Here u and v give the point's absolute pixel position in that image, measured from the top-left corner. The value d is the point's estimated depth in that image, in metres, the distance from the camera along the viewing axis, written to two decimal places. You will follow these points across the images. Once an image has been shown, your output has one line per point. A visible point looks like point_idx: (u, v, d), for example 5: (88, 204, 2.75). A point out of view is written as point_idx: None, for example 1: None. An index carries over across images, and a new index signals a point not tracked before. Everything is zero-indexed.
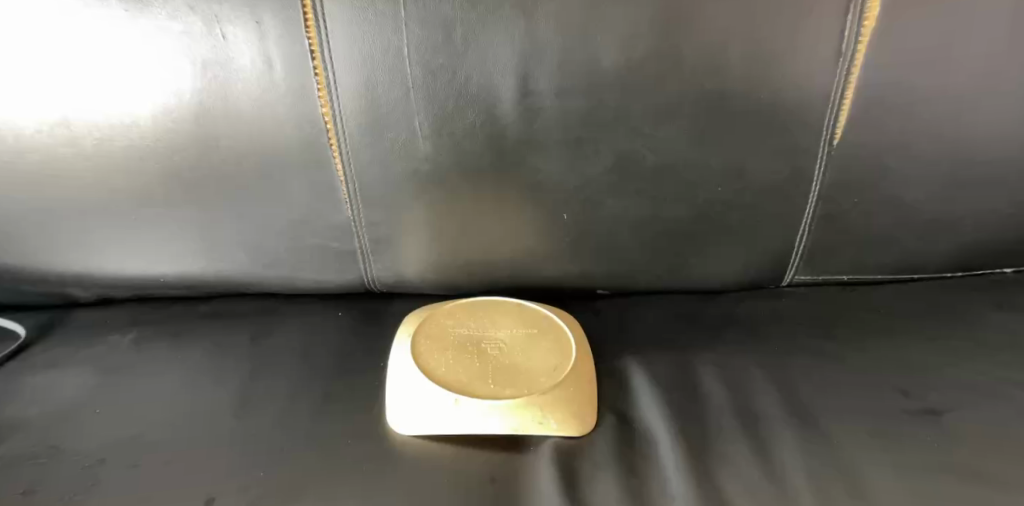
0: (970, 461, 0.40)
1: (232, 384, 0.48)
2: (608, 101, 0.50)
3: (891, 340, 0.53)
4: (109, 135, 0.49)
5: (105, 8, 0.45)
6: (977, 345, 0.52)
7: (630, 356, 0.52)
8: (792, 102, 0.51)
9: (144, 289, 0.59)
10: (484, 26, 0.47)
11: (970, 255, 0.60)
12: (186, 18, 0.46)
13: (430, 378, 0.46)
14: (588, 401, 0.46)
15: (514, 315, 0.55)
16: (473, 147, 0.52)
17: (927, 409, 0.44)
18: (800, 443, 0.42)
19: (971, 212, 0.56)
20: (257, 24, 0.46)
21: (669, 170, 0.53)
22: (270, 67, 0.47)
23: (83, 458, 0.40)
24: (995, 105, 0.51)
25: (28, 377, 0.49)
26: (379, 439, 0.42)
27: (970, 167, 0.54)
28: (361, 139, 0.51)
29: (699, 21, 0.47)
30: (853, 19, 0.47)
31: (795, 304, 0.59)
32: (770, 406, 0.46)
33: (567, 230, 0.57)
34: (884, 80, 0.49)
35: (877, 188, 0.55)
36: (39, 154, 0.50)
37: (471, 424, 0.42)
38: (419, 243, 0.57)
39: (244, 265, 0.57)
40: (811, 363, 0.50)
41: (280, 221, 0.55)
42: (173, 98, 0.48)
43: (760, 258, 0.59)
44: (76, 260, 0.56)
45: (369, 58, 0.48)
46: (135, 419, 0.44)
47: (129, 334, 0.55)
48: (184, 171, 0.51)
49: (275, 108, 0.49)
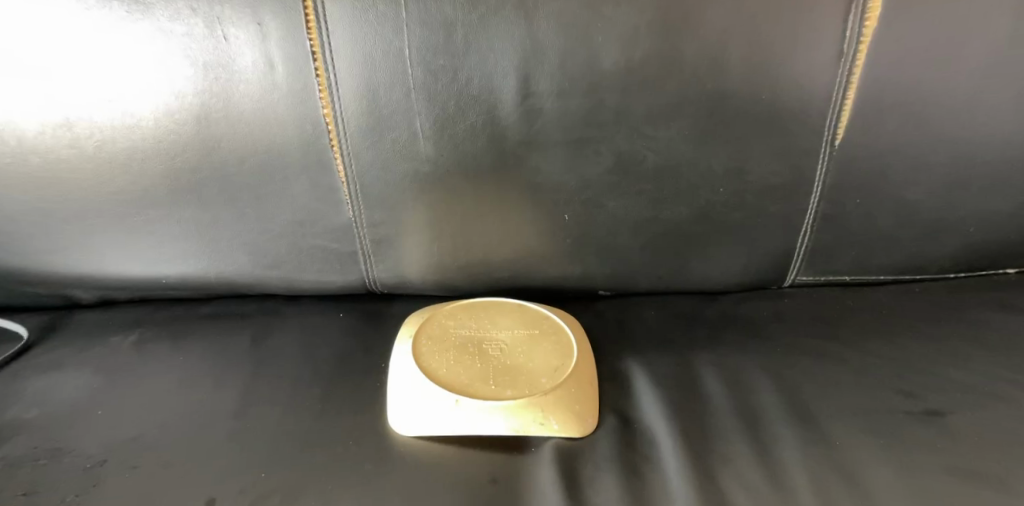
0: (970, 463, 0.40)
1: (233, 385, 0.48)
2: (609, 101, 0.50)
3: (892, 341, 0.53)
4: (111, 137, 0.49)
5: (107, 9, 0.45)
6: (978, 345, 0.52)
7: (630, 358, 0.52)
8: (794, 103, 0.50)
9: (146, 290, 0.59)
10: (485, 26, 0.47)
11: (972, 256, 0.59)
12: (188, 20, 0.46)
13: (430, 379, 0.46)
14: (588, 402, 0.46)
15: (515, 316, 0.55)
16: (473, 148, 0.51)
17: (928, 410, 0.44)
18: (800, 444, 0.42)
19: (974, 213, 0.56)
20: (258, 26, 0.46)
21: (670, 171, 0.53)
22: (271, 69, 0.47)
23: (84, 459, 0.41)
24: (997, 105, 0.51)
25: (30, 379, 0.49)
26: (379, 441, 0.43)
27: (972, 167, 0.54)
28: (362, 140, 0.51)
29: (699, 22, 0.47)
30: (854, 19, 0.47)
31: (796, 305, 0.59)
32: (770, 408, 0.46)
33: (568, 231, 0.57)
34: (886, 80, 0.49)
35: (879, 189, 0.54)
36: (42, 155, 0.50)
37: (471, 425, 0.43)
38: (420, 244, 0.57)
39: (245, 266, 0.58)
40: (811, 364, 0.50)
41: (281, 222, 0.55)
42: (174, 100, 0.48)
43: (761, 259, 0.59)
44: (78, 262, 0.56)
45: (369, 59, 0.48)
46: (137, 420, 0.44)
47: (131, 336, 0.55)
48: (186, 172, 0.51)
49: (276, 110, 0.49)
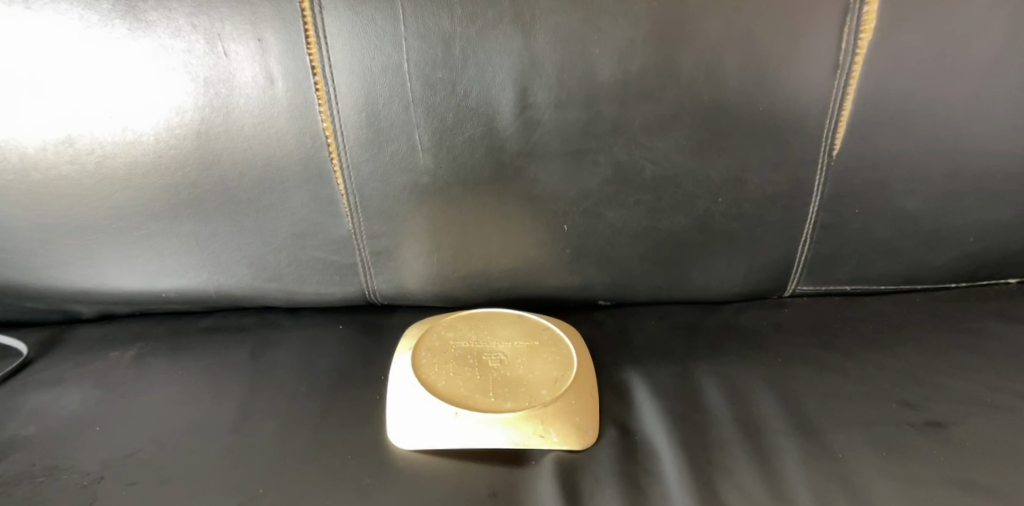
0: (975, 475, 0.39)
1: (232, 400, 0.48)
2: (606, 113, 0.50)
3: (894, 352, 0.52)
4: (111, 153, 0.50)
5: (108, 28, 0.46)
6: (982, 356, 0.51)
7: (630, 369, 0.52)
8: (792, 113, 0.50)
9: (145, 305, 0.59)
10: (482, 40, 0.47)
11: (973, 265, 0.59)
12: (189, 37, 0.46)
13: (430, 391, 0.46)
14: (588, 415, 0.45)
15: (515, 327, 0.55)
16: (472, 159, 0.52)
17: (931, 422, 0.44)
18: (801, 456, 0.42)
19: (974, 222, 0.56)
20: (258, 42, 0.47)
21: (669, 181, 0.53)
22: (271, 83, 0.48)
23: (82, 475, 0.40)
24: (995, 115, 0.51)
25: (29, 395, 0.49)
26: (377, 455, 0.42)
27: (972, 177, 0.53)
28: (361, 152, 0.51)
29: (696, 35, 0.47)
30: (851, 31, 0.47)
31: (798, 315, 0.59)
32: (771, 419, 0.45)
33: (567, 241, 0.57)
34: (882, 91, 0.49)
35: (878, 198, 0.54)
36: (44, 171, 0.50)
37: (470, 438, 0.43)
38: (419, 255, 0.57)
39: (245, 279, 0.58)
40: (813, 375, 0.50)
41: (281, 235, 0.55)
42: (174, 115, 0.49)
43: (761, 269, 0.59)
44: (78, 277, 0.56)
45: (369, 73, 0.48)
46: (136, 436, 0.44)
47: (130, 351, 0.55)
48: (186, 187, 0.52)
49: (275, 123, 0.49)
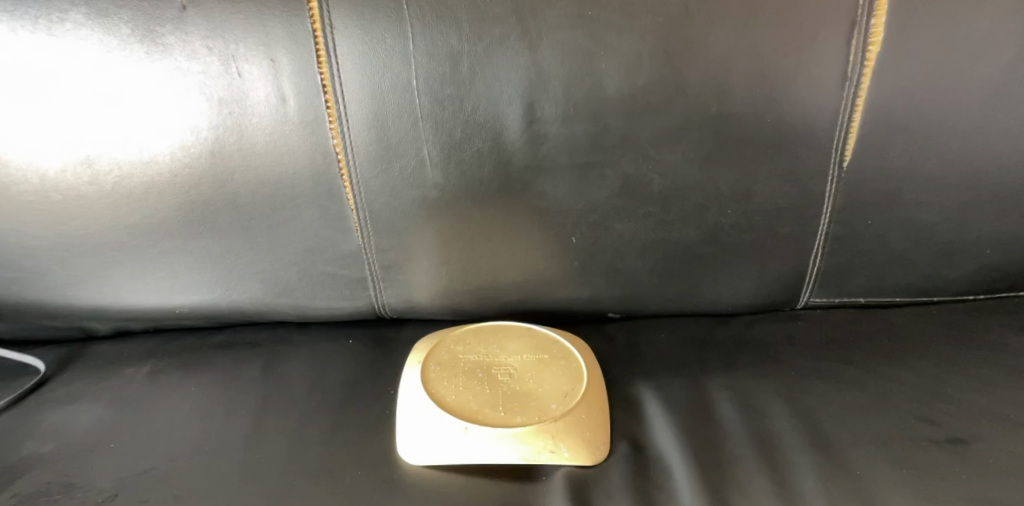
0: (1000, 495, 0.38)
1: (245, 416, 0.49)
2: (614, 126, 0.50)
3: (912, 366, 0.51)
4: (128, 173, 0.51)
5: (127, 51, 0.47)
6: (1003, 371, 0.50)
7: (640, 383, 0.52)
8: (800, 125, 0.50)
9: (159, 321, 0.60)
10: (489, 56, 0.48)
11: (991, 277, 0.58)
12: (204, 59, 0.47)
13: (439, 405, 0.46)
14: (599, 430, 0.45)
15: (524, 340, 0.54)
16: (480, 174, 0.52)
17: (952, 437, 0.43)
18: (818, 471, 0.41)
19: (991, 233, 0.55)
20: (271, 62, 0.47)
21: (678, 193, 0.53)
22: (283, 103, 0.49)
23: (96, 493, 0.41)
24: (1008, 125, 0.50)
25: (47, 413, 0.50)
26: (387, 471, 0.42)
27: (987, 187, 0.53)
28: (371, 169, 0.52)
29: (702, 49, 0.47)
30: (858, 44, 0.47)
31: (812, 328, 0.58)
32: (786, 435, 0.44)
33: (576, 253, 0.57)
34: (893, 100, 0.49)
35: (891, 210, 0.54)
36: (64, 192, 0.51)
37: (480, 454, 0.42)
38: (429, 268, 0.57)
39: (257, 294, 0.58)
40: (828, 389, 0.49)
41: (293, 250, 0.56)
42: (190, 135, 0.50)
43: (773, 281, 0.58)
44: (94, 295, 0.57)
45: (379, 91, 0.49)
46: (149, 453, 0.45)
47: (145, 367, 0.56)
48: (199, 204, 0.52)
49: (288, 141, 0.50)
